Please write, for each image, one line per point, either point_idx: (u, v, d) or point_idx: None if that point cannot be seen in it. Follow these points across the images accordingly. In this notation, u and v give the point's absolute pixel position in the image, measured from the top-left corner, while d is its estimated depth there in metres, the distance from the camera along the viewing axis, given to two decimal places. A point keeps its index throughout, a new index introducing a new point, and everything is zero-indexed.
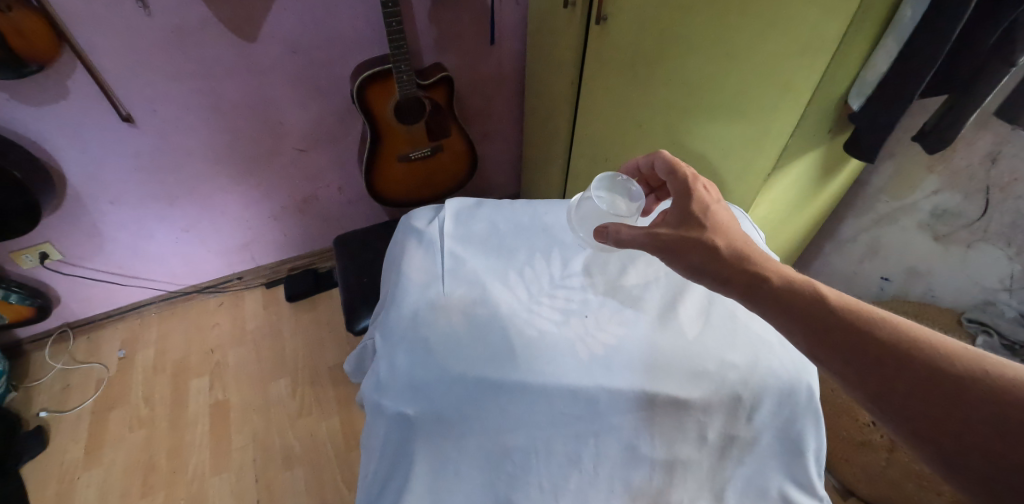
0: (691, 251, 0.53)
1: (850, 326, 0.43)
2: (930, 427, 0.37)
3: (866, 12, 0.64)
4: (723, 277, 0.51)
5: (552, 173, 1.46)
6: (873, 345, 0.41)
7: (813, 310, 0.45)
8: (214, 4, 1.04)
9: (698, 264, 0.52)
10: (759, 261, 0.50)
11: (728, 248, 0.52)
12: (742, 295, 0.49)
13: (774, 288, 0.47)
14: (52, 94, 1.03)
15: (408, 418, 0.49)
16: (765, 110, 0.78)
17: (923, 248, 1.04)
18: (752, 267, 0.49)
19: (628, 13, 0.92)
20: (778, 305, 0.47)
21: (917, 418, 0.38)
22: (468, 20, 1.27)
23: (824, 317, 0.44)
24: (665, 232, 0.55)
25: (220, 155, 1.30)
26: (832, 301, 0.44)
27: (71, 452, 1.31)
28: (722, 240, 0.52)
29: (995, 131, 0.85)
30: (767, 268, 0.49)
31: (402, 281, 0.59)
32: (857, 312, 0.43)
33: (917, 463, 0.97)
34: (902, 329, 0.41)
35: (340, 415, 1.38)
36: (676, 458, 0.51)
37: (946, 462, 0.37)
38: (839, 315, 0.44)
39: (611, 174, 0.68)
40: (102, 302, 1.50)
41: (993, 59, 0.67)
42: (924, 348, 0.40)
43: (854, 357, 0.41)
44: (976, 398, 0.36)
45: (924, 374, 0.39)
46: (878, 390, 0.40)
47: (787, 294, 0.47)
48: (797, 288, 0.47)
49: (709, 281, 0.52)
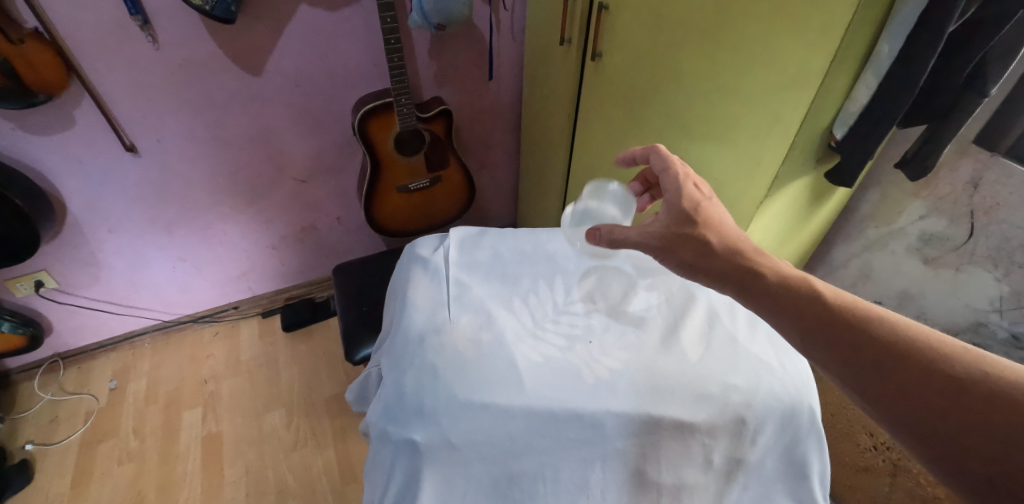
0: (684, 249, 0.55)
1: (843, 321, 0.44)
2: (920, 420, 0.38)
3: (848, 49, 0.68)
4: (719, 276, 0.52)
5: (548, 201, 1.48)
6: (867, 341, 0.42)
7: (810, 309, 0.46)
8: (222, 40, 1.08)
9: (690, 262, 0.54)
10: (753, 258, 0.51)
11: (721, 245, 0.53)
12: (738, 294, 0.51)
13: (771, 286, 0.49)
14: (59, 124, 1.05)
15: (415, 444, 0.49)
16: (756, 142, 0.82)
17: (914, 272, 1.06)
18: (747, 265, 0.51)
19: (622, 49, 0.97)
20: (775, 304, 0.48)
21: (909, 412, 0.39)
22: (467, 56, 1.32)
23: (818, 314, 0.45)
24: (656, 230, 0.57)
25: (220, 184, 1.32)
26: (827, 298, 0.46)
27: (56, 486, 1.27)
28: (715, 236, 0.54)
29: (975, 158, 0.89)
30: (766, 267, 0.51)
31: (409, 308, 0.60)
32: (854, 310, 0.44)
33: (918, 488, 0.97)
34: (896, 326, 0.42)
35: (336, 447, 1.35)
36: (684, 484, 0.51)
37: (939, 459, 0.37)
38: (834, 310, 0.45)
39: (596, 184, 0.72)
40: (94, 332, 1.48)
41: (967, 91, 0.72)
42: (918, 347, 0.40)
43: (848, 353, 0.42)
44: (972, 396, 0.36)
45: (918, 371, 0.39)
46: (870, 386, 0.41)
47: (782, 292, 0.48)
48: (793, 286, 0.48)
49: (705, 277, 0.54)
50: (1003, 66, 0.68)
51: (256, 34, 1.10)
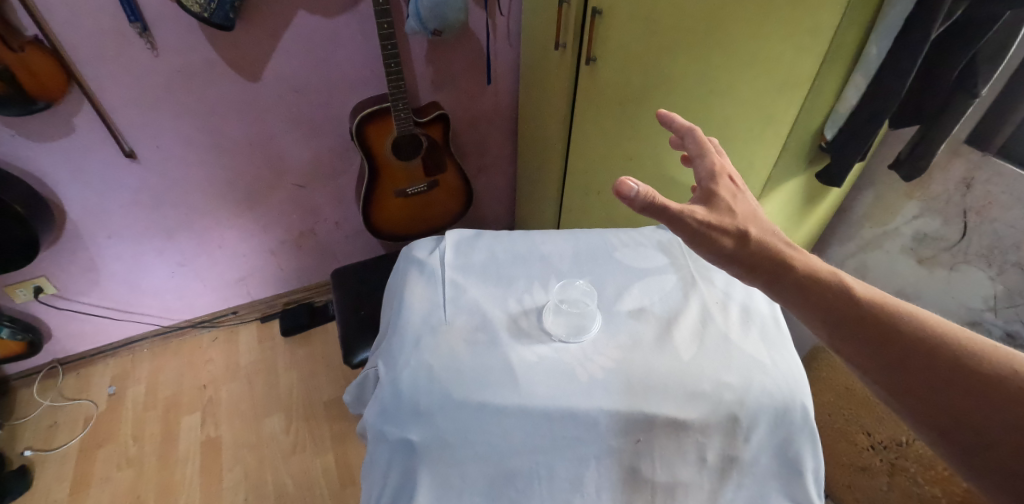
0: (723, 238, 0.51)
1: (872, 317, 0.43)
2: (950, 419, 0.37)
3: (837, 50, 0.68)
4: (751, 268, 0.50)
5: (545, 204, 1.49)
6: (896, 338, 0.41)
7: (840, 303, 0.44)
8: (220, 46, 1.08)
9: (729, 253, 0.50)
10: (786, 251, 0.49)
11: (759, 236, 0.50)
12: (770, 286, 0.48)
13: (800, 278, 0.47)
14: (58, 130, 1.06)
15: (413, 444, 0.50)
16: (749, 143, 0.82)
17: (909, 271, 1.06)
18: (781, 256, 0.49)
19: (616, 53, 0.98)
20: (805, 297, 0.46)
21: (938, 411, 0.38)
22: (464, 61, 1.33)
23: (848, 308, 0.44)
24: (700, 213, 0.51)
25: (219, 189, 1.32)
26: (857, 293, 0.44)
27: (54, 492, 1.27)
28: (754, 228, 0.51)
29: (967, 158, 0.90)
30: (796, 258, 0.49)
31: (405, 310, 0.60)
32: (883, 306, 0.43)
33: (916, 487, 0.97)
34: (926, 324, 0.41)
35: (335, 451, 1.35)
36: (679, 482, 0.52)
37: (966, 459, 0.36)
38: (864, 305, 0.43)
39: None
40: (93, 337, 1.49)
41: (958, 91, 0.73)
42: (950, 345, 0.39)
43: (877, 350, 0.42)
44: (1006, 396, 0.35)
45: (945, 370, 0.38)
46: (898, 384, 0.40)
47: (812, 285, 0.46)
48: (823, 280, 0.46)
49: (735, 269, 0.51)
50: (992, 67, 0.69)
51: (254, 40, 1.11)
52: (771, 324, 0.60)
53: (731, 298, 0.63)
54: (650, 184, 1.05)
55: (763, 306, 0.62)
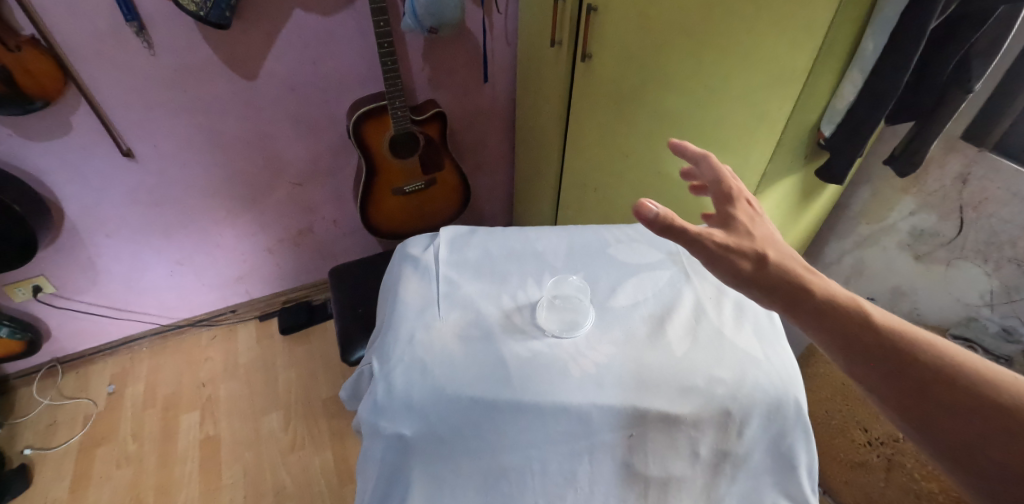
0: (737, 261, 0.46)
1: (899, 349, 0.38)
2: (991, 469, 0.33)
3: (831, 47, 0.68)
4: (767, 293, 0.45)
5: (543, 202, 1.49)
6: (945, 391, 0.35)
7: (862, 333, 0.39)
8: (217, 45, 1.09)
9: (744, 277, 0.46)
10: (803, 274, 0.44)
11: (777, 260, 0.45)
12: (788, 313, 0.43)
13: (819, 304, 0.42)
14: (55, 129, 1.06)
15: (405, 439, 0.49)
16: (745, 140, 0.82)
17: (906, 268, 1.07)
18: (798, 280, 0.44)
19: (612, 50, 0.98)
20: (824, 325, 0.41)
21: (977, 460, 0.33)
22: (461, 59, 1.33)
23: (872, 340, 0.39)
24: (716, 236, 0.47)
25: (216, 188, 1.32)
26: (881, 322, 0.40)
27: (54, 491, 1.27)
28: (772, 250, 0.46)
29: (963, 154, 0.90)
30: (815, 282, 0.44)
31: (399, 306, 0.60)
32: (911, 338, 0.38)
33: (913, 482, 0.97)
34: (961, 360, 0.36)
35: (333, 448, 1.36)
36: (671, 476, 0.52)
37: None
38: (890, 337, 0.39)
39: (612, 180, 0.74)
40: (93, 336, 1.49)
41: (952, 87, 0.73)
42: (990, 387, 0.34)
43: (923, 402, 0.36)
44: None
45: (991, 417, 0.33)
46: (941, 434, 0.35)
47: (832, 312, 0.41)
48: (843, 307, 0.41)
49: (751, 294, 0.46)
50: (986, 62, 0.69)
51: (251, 39, 1.11)
52: (765, 319, 0.60)
53: (725, 293, 0.63)
54: (646, 181, 1.05)
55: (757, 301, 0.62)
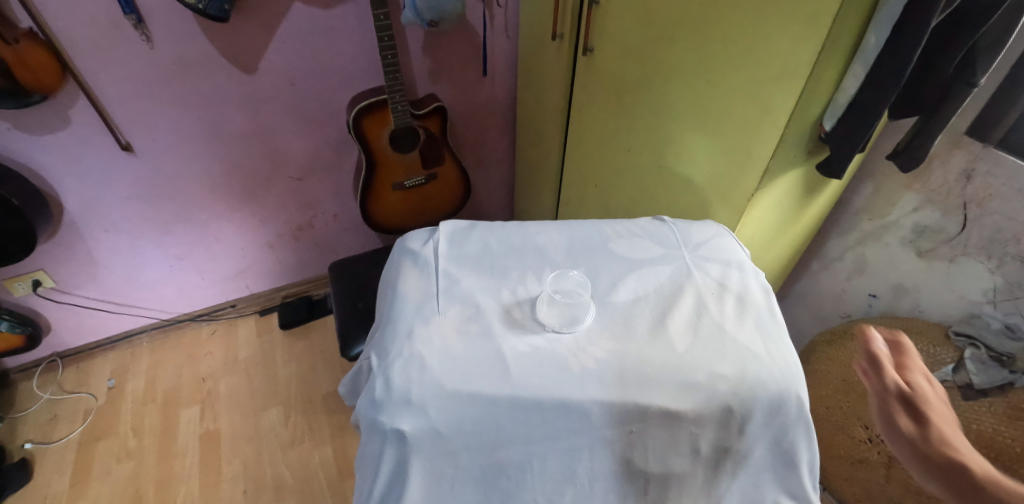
0: (897, 411, 0.46)
1: None
2: None
3: (836, 40, 0.66)
4: (914, 445, 0.44)
5: (543, 197, 1.48)
6: None
7: None
8: (216, 38, 1.08)
9: (898, 426, 0.46)
10: (961, 446, 0.43)
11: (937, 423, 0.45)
12: (930, 471, 0.42)
13: (967, 473, 0.40)
14: (54, 123, 1.05)
15: (404, 436, 0.49)
16: (747, 134, 0.80)
17: (909, 264, 1.06)
18: (953, 447, 0.43)
19: (613, 43, 0.97)
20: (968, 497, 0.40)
21: None
22: (461, 53, 1.32)
23: None
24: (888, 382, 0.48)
25: (216, 182, 1.32)
26: None
27: (54, 485, 1.27)
28: (937, 415, 0.45)
29: (968, 150, 0.89)
30: (970, 455, 0.42)
31: (398, 300, 0.60)
32: None
33: (914, 479, 0.97)
34: None
35: (333, 443, 1.36)
36: (671, 472, 0.52)
37: None
38: None
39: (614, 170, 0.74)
40: (93, 331, 1.49)
41: (955, 82, 0.72)
42: None
43: None
44: None
45: None
46: None
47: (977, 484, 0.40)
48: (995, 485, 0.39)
49: (900, 444, 0.46)
50: (992, 56, 0.68)
51: (250, 32, 1.10)
52: (767, 315, 0.60)
53: (727, 288, 0.62)
54: (648, 175, 1.04)
55: (759, 297, 0.62)
